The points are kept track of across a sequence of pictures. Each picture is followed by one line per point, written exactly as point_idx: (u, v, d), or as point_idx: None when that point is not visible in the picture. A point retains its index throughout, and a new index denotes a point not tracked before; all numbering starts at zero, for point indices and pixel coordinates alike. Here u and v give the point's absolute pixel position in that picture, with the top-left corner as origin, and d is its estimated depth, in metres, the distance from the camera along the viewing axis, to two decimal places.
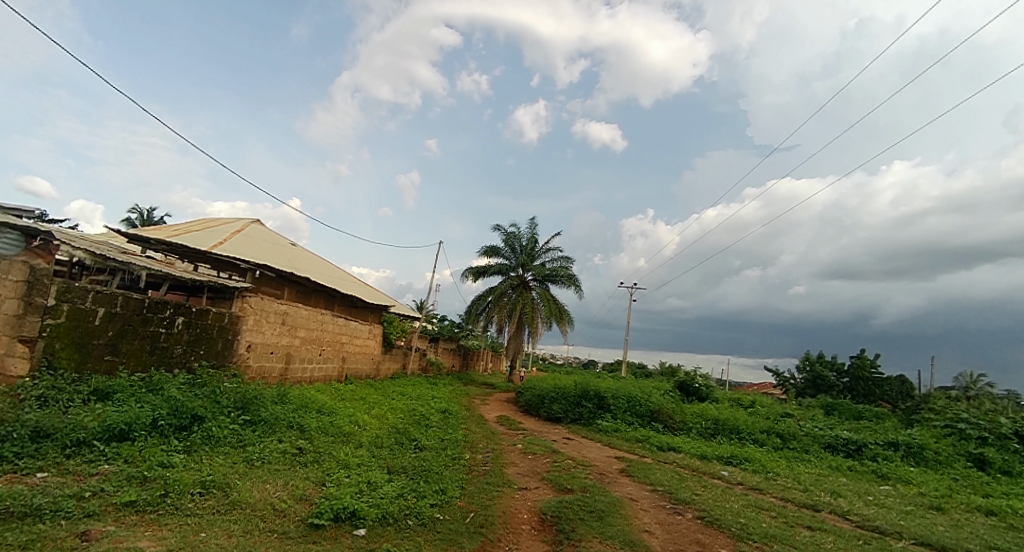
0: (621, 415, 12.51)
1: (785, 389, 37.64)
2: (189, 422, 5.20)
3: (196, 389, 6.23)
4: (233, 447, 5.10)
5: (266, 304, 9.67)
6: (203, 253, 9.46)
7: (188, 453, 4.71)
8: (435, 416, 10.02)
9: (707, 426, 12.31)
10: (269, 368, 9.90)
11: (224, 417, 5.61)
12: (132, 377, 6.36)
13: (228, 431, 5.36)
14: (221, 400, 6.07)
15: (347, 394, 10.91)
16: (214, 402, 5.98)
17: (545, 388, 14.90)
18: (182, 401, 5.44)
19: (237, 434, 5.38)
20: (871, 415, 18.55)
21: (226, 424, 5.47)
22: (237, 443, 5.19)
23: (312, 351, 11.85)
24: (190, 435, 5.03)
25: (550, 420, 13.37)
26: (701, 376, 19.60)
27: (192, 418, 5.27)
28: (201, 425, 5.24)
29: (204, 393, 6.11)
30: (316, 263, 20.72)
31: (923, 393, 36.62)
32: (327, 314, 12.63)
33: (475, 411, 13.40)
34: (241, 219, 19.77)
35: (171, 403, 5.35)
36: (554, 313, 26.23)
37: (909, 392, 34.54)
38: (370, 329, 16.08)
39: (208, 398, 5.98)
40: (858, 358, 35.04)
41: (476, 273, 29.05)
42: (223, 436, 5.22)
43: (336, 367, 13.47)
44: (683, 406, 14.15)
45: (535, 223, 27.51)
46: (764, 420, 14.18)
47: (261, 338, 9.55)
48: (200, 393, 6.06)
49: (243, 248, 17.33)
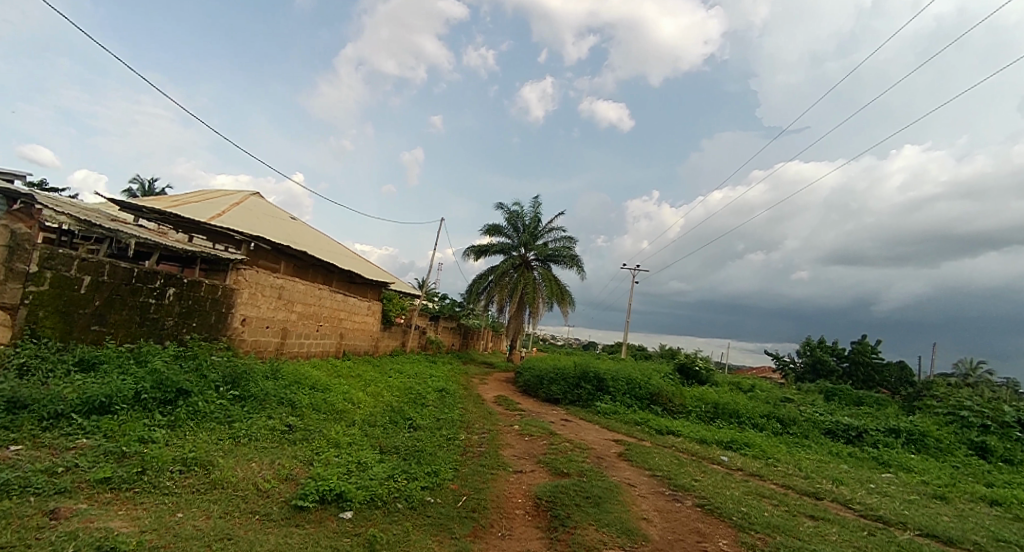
0: (621, 398, 12.39)
1: (784, 374, 37.65)
2: (174, 396, 5.00)
3: (184, 363, 6.03)
4: (220, 423, 4.92)
5: (262, 278, 9.43)
6: (196, 224, 9.19)
7: (171, 428, 4.52)
8: (432, 394, 9.89)
9: (706, 410, 12.19)
10: (265, 343, 9.75)
11: (211, 392, 5.42)
12: (120, 348, 6.19)
13: (215, 406, 5.17)
14: (209, 374, 5.87)
15: (343, 371, 10.78)
16: (202, 376, 5.78)
17: (544, 368, 14.79)
18: (167, 374, 5.23)
19: (224, 409, 5.19)
20: (871, 401, 18.45)
21: (214, 399, 5.28)
22: (224, 419, 5.00)
23: (309, 327, 11.69)
24: (174, 409, 4.84)
25: (549, 400, 13.28)
26: (702, 360, 19.47)
27: (178, 392, 5.08)
28: (187, 400, 5.04)
29: (193, 367, 5.91)
30: (316, 238, 20.47)
31: (923, 380, 36.61)
32: (325, 289, 12.40)
33: (473, 390, 13.30)
34: (240, 191, 19.44)
35: (155, 376, 5.15)
36: (555, 294, 26.00)
37: (908, 379, 34.51)
38: (369, 306, 15.91)
39: (196, 372, 5.78)
40: (859, 344, 34.97)
41: (477, 252, 28.74)
42: (209, 411, 5.04)
43: (334, 343, 13.34)
44: (683, 390, 14.03)
45: (538, 202, 27.06)
46: (764, 405, 14.06)
47: (257, 312, 9.36)
48: (188, 366, 5.86)
49: (242, 220, 17.06)
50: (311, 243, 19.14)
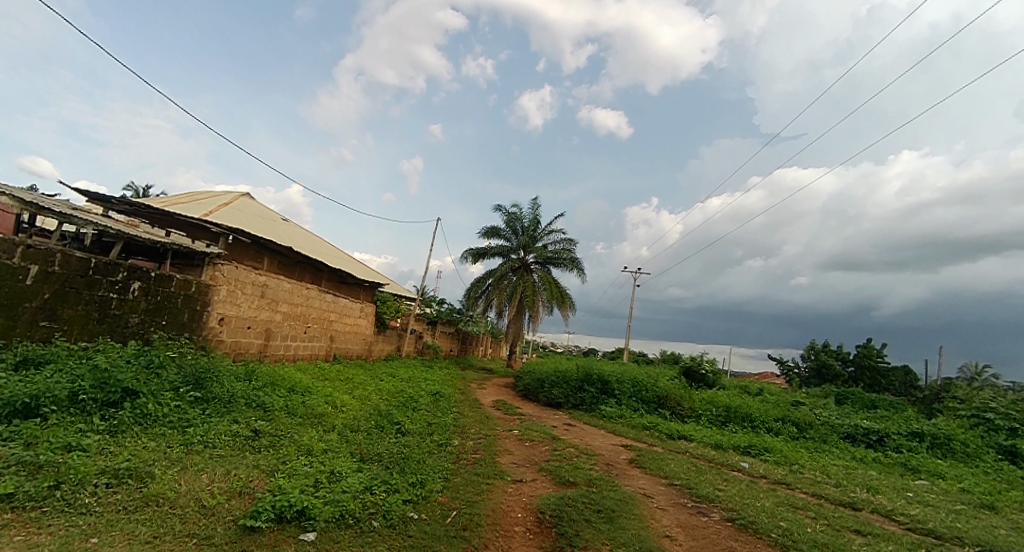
0: (627, 401, 11.69)
1: (788, 378, 36.85)
2: (119, 397, 4.33)
3: (142, 362, 5.35)
4: (172, 428, 4.24)
5: (242, 274, 8.77)
6: (169, 216, 8.58)
7: (110, 435, 3.84)
8: (425, 398, 9.21)
9: (717, 414, 11.48)
10: (246, 345, 9.11)
11: (166, 394, 4.74)
12: (72, 346, 5.49)
13: (169, 409, 4.49)
14: (168, 375, 5.19)
15: (330, 374, 10.08)
16: (159, 377, 5.10)
17: (546, 372, 14.09)
18: (114, 372, 4.57)
19: (179, 413, 4.51)
20: (885, 404, 17.72)
21: (168, 402, 4.60)
22: (176, 424, 4.32)
23: (295, 329, 11.03)
24: (117, 412, 4.16)
25: (550, 404, 12.60)
26: (709, 362, 18.74)
27: (124, 392, 4.40)
28: (134, 402, 4.37)
29: (150, 366, 5.23)
30: (308, 239, 19.91)
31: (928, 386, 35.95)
32: (313, 289, 11.75)
33: (471, 395, 12.61)
34: (230, 191, 18.90)
35: (99, 374, 4.49)
36: (556, 297, 25.33)
37: (913, 384, 33.87)
38: (362, 308, 15.25)
39: (152, 372, 5.10)
40: (863, 348, 34.37)
41: (476, 255, 28.14)
42: (160, 415, 4.35)
43: (323, 346, 12.67)
44: (691, 393, 13.34)
45: (538, 203, 26.50)
46: (777, 409, 13.36)
47: (236, 311, 8.70)
48: (144, 365, 5.19)
49: (231, 221, 16.46)
50: (303, 244, 18.54)
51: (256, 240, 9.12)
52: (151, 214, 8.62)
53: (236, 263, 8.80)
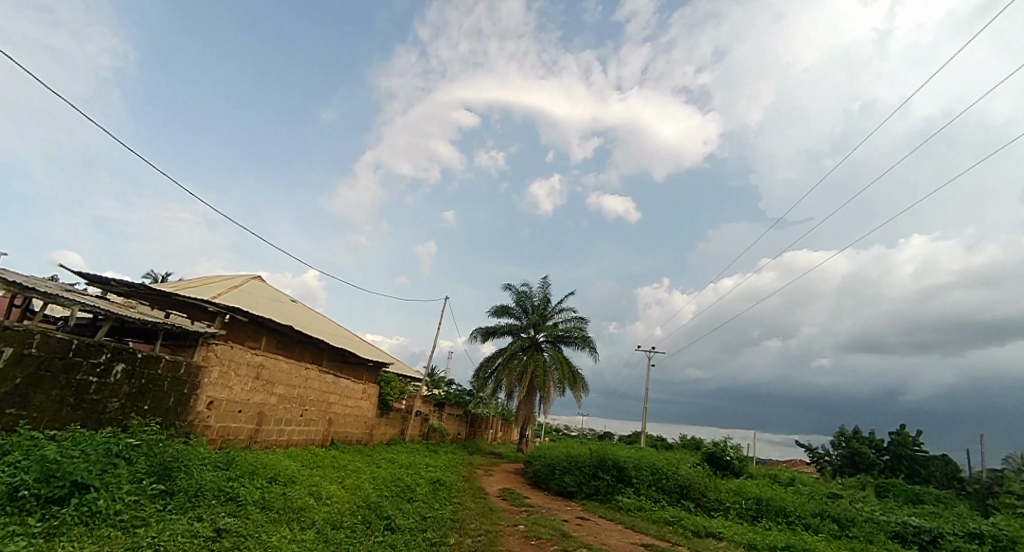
0: (645, 491, 10.63)
1: (820, 466, 34.03)
2: (67, 492, 3.75)
3: (103, 444, 4.74)
4: (121, 530, 3.64)
5: (237, 354, 8.84)
6: (167, 297, 8.67)
7: (44, 539, 3.26)
8: (423, 487, 8.45)
9: (747, 507, 10.33)
10: (236, 430, 8.88)
11: (126, 485, 4.19)
12: (35, 434, 4.99)
13: (124, 506, 3.92)
14: (130, 463, 4.61)
15: (323, 461, 9.45)
16: (123, 465, 4.57)
17: (557, 457, 13.11)
18: (64, 460, 4.00)
19: (135, 511, 3.94)
20: (933, 497, 16.01)
21: (124, 496, 4.02)
22: (130, 525, 3.74)
23: (291, 412, 10.75)
24: (59, 512, 3.55)
25: (561, 494, 11.52)
26: (733, 448, 17.36)
27: (72, 486, 3.81)
28: (84, 497, 3.78)
29: (111, 451, 4.64)
30: (315, 318, 20.03)
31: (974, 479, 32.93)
32: (312, 369, 11.70)
33: (475, 483, 11.64)
34: (243, 274, 19.46)
35: (46, 463, 3.90)
36: (567, 377, 24.44)
37: (955, 475, 31.12)
38: (364, 389, 14.75)
39: (112, 458, 4.52)
40: (897, 433, 32.04)
41: (485, 333, 27.78)
42: (112, 514, 3.77)
43: (320, 430, 12.11)
44: (716, 482, 12.18)
45: (547, 281, 26.58)
46: (814, 502, 12.03)
47: (228, 394, 8.63)
48: (109, 449, 4.64)
49: (239, 302, 16.66)
50: (309, 324, 18.56)
51: (253, 318, 9.05)
52: (149, 294, 8.65)
53: (230, 342, 8.72)
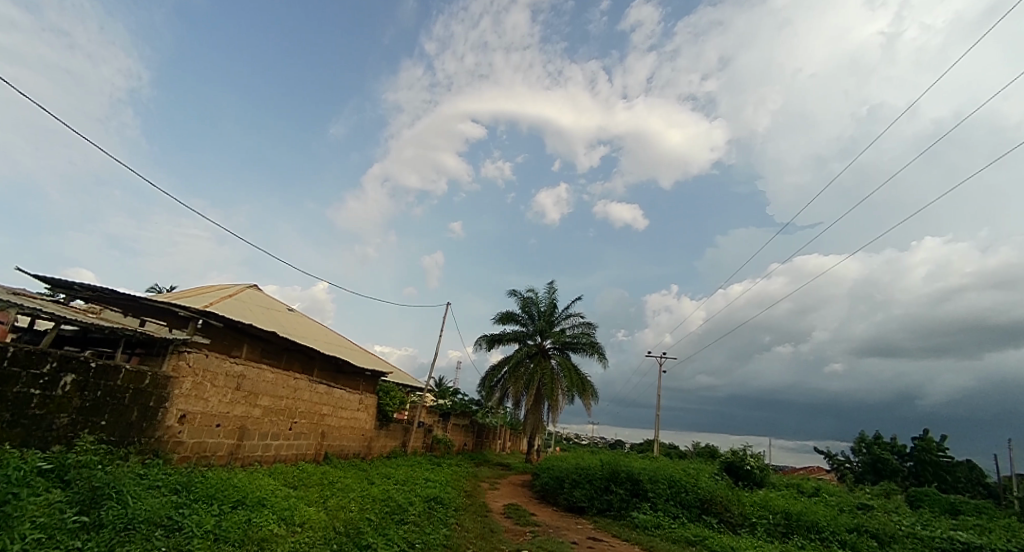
0: (663, 506, 9.71)
1: (840, 474, 32.48)
2: None
3: (25, 470, 4.06)
4: None
5: (214, 363, 8.29)
6: (137, 302, 8.08)
7: None
8: (417, 505, 7.64)
9: (775, 523, 9.38)
10: (215, 446, 8.31)
11: (34, 522, 3.41)
12: None
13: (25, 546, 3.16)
14: (51, 494, 3.89)
15: (309, 478, 8.70)
16: (36, 497, 3.78)
17: (565, 468, 12.24)
18: None
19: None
20: (971, 505, 14.93)
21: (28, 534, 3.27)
22: None
23: (278, 426, 10.13)
24: None
25: (571, 510, 10.65)
26: (754, 456, 16.31)
27: None
28: None
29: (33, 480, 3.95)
30: (311, 328, 19.48)
31: (1001, 487, 31.51)
32: (302, 379, 11.01)
33: (478, 499, 10.79)
34: (237, 284, 18.91)
35: None
36: (576, 384, 23.54)
37: (978, 479, 30.15)
38: (361, 399, 14.02)
39: (30, 489, 3.81)
40: (921, 439, 30.57)
41: (490, 341, 26.96)
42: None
43: (312, 444, 11.40)
44: (738, 494, 11.21)
45: (553, 287, 25.78)
46: (846, 515, 11.01)
47: (204, 407, 8.08)
48: (19, 476, 3.82)
49: (233, 311, 16.06)
50: (306, 335, 17.93)
51: (229, 323, 8.49)
52: (116, 299, 8.09)
53: (204, 350, 8.11)
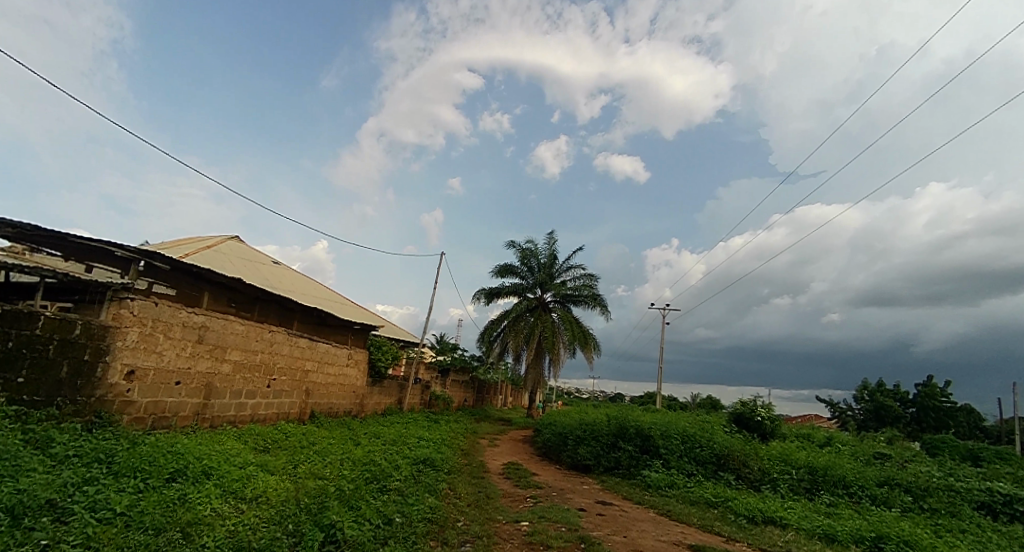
0: (676, 463, 8.92)
1: (841, 422, 32.42)
2: None
3: None
4: None
5: (167, 313, 7.19)
6: (69, 241, 6.86)
7: None
8: (404, 469, 6.76)
9: (799, 479, 8.64)
10: (175, 406, 7.40)
11: None
12: None
13: None
14: None
15: (286, 440, 7.83)
16: None
17: (569, 424, 11.48)
18: None
19: None
20: (987, 450, 14.49)
21: None
22: None
23: (254, 383, 9.22)
24: None
25: (576, 468, 9.92)
26: (764, 407, 15.62)
27: None
28: None
29: None
30: (300, 282, 18.54)
31: (998, 431, 31.84)
32: (279, 332, 9.98)
33: (476, 458, 10.04)
34: (218, 235, 17.69)
35: None
36: (578, 337, 22.79)
37: (976, 422, 30.51)
38: (349, 355, 13.10)
39: None
40: (924, 385, 30.33)
41: (488, 295, 25.99)
42: None
43: (294, 402, 10.54)
44: (755, 447, 10.47)
45: (554, 238, 24.49)
46: (868, 467, 10.35)
47: (158, 362, 7.07)
48: None
49: (211, 263, 14.87)
50: (292, 289, 16.89)
51: (180, 266, 7.34)
52: (44, 238, 6.89)
53: (152, 297, 6.97)
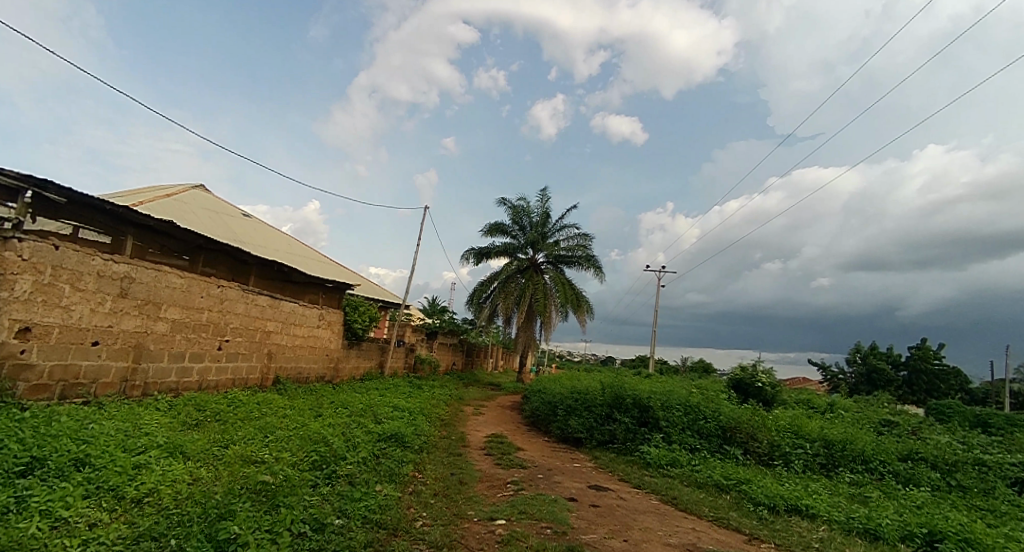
0: (679, 438, 7.99)
1: (831, 385, 32.20)
2: None
3: None
4: None
5: (74, 260, 5.71)
6: None
7: None
8: (363, 449, 5.71)
9: (813, 454, 7.80)
10: (95, 371, 6.03)
11: None
12: None
13: None
14: None
15: (229, 411, 6.68)
16: None
17: (559, 392, 10.57)
18: None
19: None
20: (993, 415, 13.85)
21: None
22: None
23: (201, 345, 8.00)
24: None
25: (566, 440, 9.03)
26: (765, 373, 14.81)
27: None
28: None
29: None
30: (272, 238, 17.14)
31: (985, 394, 31.92)
32: (232, 288, 8.67)
33: (457, 429, 9.10)
34: (182, 184, 16.11)
35: None
36: (570, 300, 21.77)
37: (965, 385, 30.46)
38: (321, 316, 11.92)
39: None
40: (917, 348, 29.98)
41: (478, 255, 24.73)
42: None
43: (251, 367, 9.38)
44: (762, 417, 9.61)
45: (547, 195, 22.94)
46: (884, 439, 9.53)
47: (64, 319, 5.63)
48: None
49: (169, 213, 13.38)
50: (262, 245, 15.49)
51: (85, 202, 5.92)
52: None
53: (51, 240, 5.48)
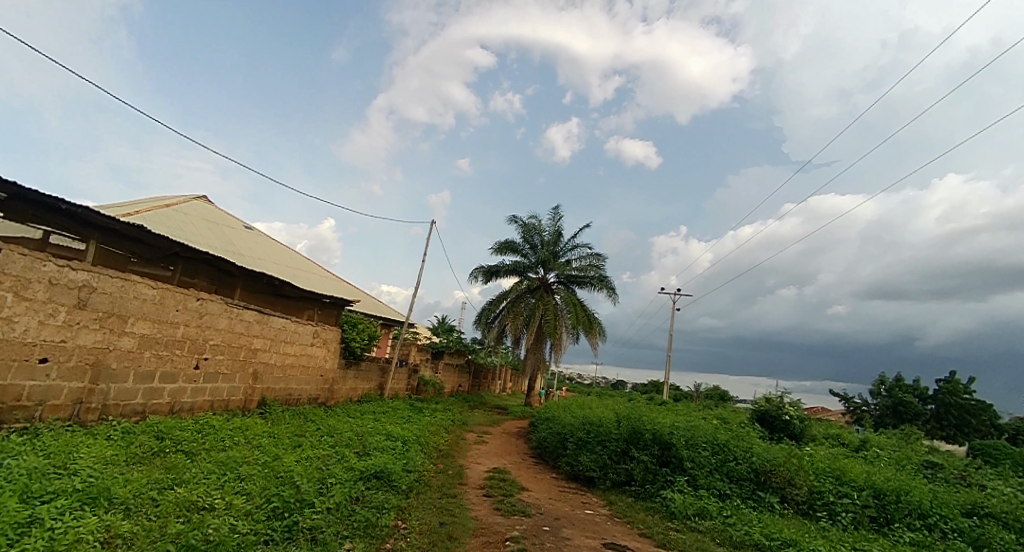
0: (707, 482, 6.99)
1: (855, 417, 30.44)
2: None
3: None
4: None
5: (20, 265, 5.07)
6: None
7: None
8: (338, 491, 4.85)
9: (864, 506, 6.71)
10: (41, 392, 5.31)
11: None
12: None
13: None
14: None
15: (191, 440, 5.88)
16: None
17: (569, 422, 9.63)
18: None
19: None
20: None
21: None
22: None
23: (174, 364, 7.28)
24: None
25: (576, 479, 8.07)
26: (793, 405, 13.65)
27: None
28: None
29: None
30: (274, 252, 16.66)
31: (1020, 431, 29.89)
32: (213, 301, 8.00)
33: (454, 462, 8.20)
34: (185, 195, 15.79)
35: None
36: (581, 321, 20.83)
37: (1000, 421, 28.55)
38: (315, 333, 11.19)
39: None
40: (947, 381, 28.27)
41: (486, 274, 24.02)
42: None
43: (232, 389, 8.61)
44: (798, 458, 8.54)
45: (559, 213, 22.28)
46: (939, 487, 8.35)
47: (5, 332, 4.95)
48: None
49: (167, 223, 12.93)
50: (261, 258, 14.98)
51: (33, 199, 5.26)
52: None
53: None
